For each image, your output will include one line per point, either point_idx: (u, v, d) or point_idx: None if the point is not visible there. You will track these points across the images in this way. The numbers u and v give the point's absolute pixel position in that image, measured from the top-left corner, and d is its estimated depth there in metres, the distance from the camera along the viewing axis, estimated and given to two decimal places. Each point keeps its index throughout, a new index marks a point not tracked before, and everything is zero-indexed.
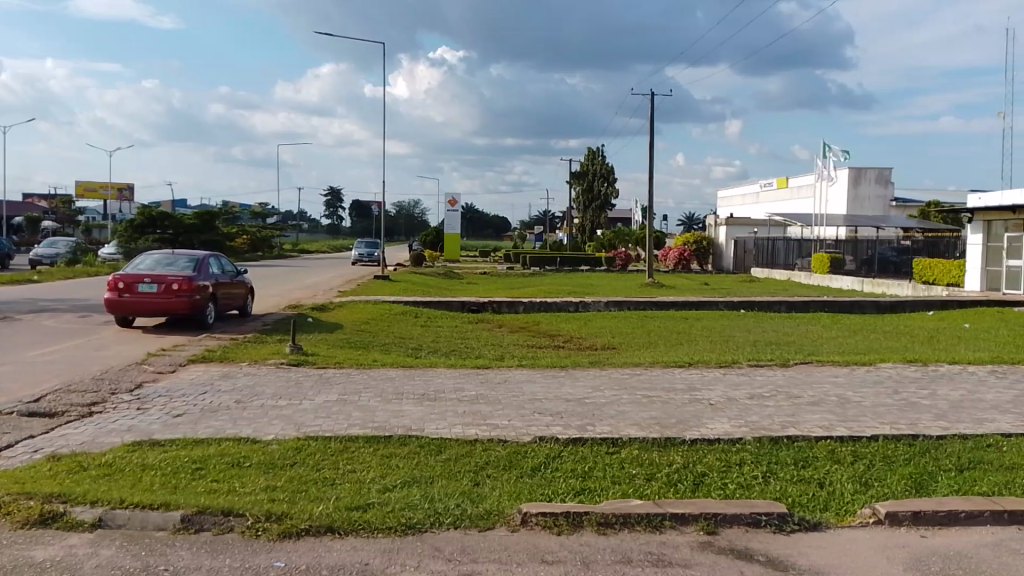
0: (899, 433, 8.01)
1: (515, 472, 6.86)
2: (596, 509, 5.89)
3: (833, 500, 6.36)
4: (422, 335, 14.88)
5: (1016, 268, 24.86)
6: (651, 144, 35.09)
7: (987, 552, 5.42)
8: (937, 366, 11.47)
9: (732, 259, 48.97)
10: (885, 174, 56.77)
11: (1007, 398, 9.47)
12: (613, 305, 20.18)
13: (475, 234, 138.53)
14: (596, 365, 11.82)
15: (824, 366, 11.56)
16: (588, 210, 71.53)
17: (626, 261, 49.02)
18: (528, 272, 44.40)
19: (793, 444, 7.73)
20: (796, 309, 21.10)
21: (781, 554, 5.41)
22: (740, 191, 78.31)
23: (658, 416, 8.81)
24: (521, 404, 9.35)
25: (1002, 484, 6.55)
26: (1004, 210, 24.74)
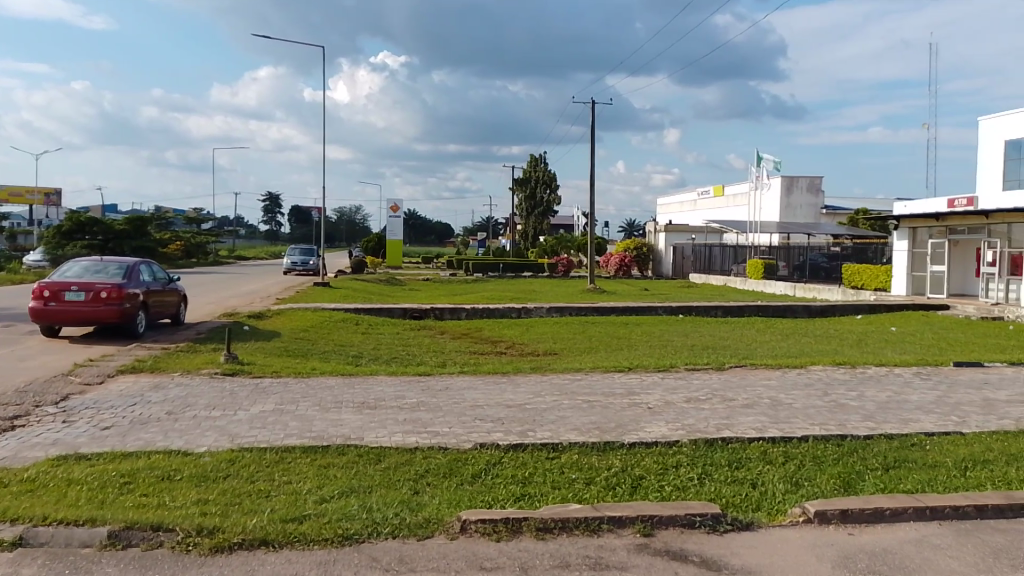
0: (829, 434, 8.27)
1: (454, 480, 6.83)
2: (536, 515, 5.91)
3: (766, 500, 6.52)
4: (362, 342, 14.74)
5: (939, 273, 25.95)
6: (592, 151, 35.50)
7: (911, 548, 5.63)
8: (864, 368, 11.89)
9: (671, 266, 49.72)
10: (816, 183, 58.69)
11: (930, 398, 9.87)
12: (555, 311, 20.31)
13: (418, 240, 137.91)
14: (537, 370, 11.88)
15: (758, 370, 11.85)
16: (530, 217, 71.80)
17: (569, 267, 49.41)
18: (470, 278, 44.35)
19: (728, 446, 7.91)
20: (732, 314, 21.59)
21: (714, 555, 5.52)
22: (678, 198, 79.87)
23: (598, 421, 8.89)
24: (462, 411, 9.33)
25: (925, 482, 6.83)
26: (927, 217, 25.84)
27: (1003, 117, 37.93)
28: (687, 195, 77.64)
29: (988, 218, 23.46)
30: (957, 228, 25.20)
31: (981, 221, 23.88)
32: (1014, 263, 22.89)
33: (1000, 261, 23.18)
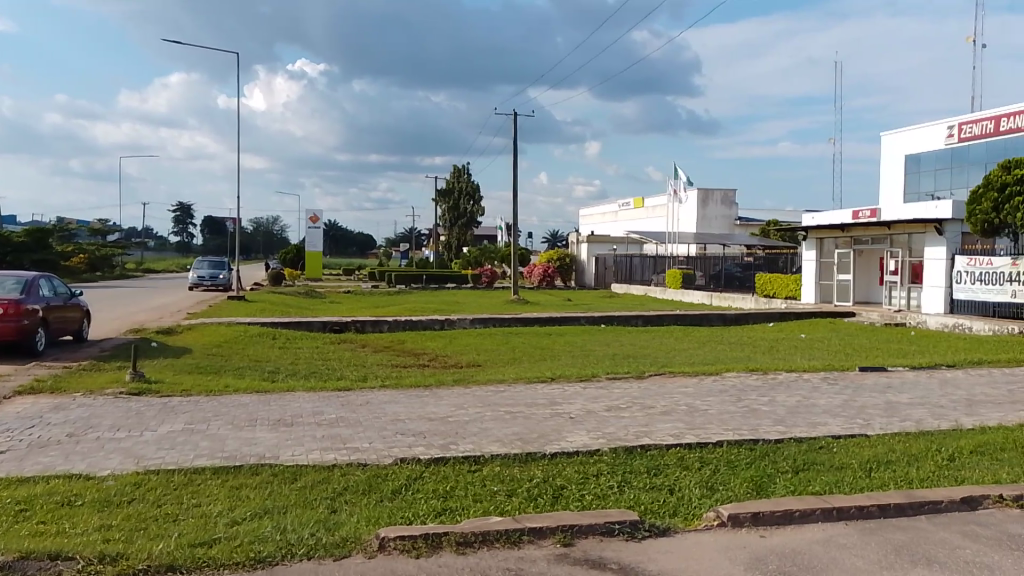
0: (742, 439, 8.51)
1: (373, 496, 6.70)
2: (456, 529, 5.84)
3: (682, 505, 6.65)
4: (279, 358, 14.35)
5: (845, 282, 27.17)
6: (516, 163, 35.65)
7: (819, 548, 5.82)
8: (775, 374, 12.31)
9: (593, 276, 50.34)
10: (730, 197, 60.66)
11: (837, 402, 10.29)
12: (478, 322, 20.30)
13: (339, 251, 135.64)
14: (460, 383, 11.80)
15: (676, 377, 12.11)
16: (454, 228, 71.67)
17: (492, 278, 49.51)
18: (392, 290, 43.76)
19: (646, 453, 8.05)
20: (652, 323, 22.01)
21: (632, 561, 5.58)
22: (599, 210, 81.22)
23: (520, 432, 8.90)
24: (383, 425, 9.18)
25: (832, 483, 7.09)
26: (834, 228, 27.06)
27: (902, 133, 40.22)
28: (608, 207, 79.18)
29: (890, 228, 24.72)
30: (861, 238, 26.47)
31: (883, 231, 25.15)
32: (915, 271, 24.18)
33: (902, 270, 24.48)
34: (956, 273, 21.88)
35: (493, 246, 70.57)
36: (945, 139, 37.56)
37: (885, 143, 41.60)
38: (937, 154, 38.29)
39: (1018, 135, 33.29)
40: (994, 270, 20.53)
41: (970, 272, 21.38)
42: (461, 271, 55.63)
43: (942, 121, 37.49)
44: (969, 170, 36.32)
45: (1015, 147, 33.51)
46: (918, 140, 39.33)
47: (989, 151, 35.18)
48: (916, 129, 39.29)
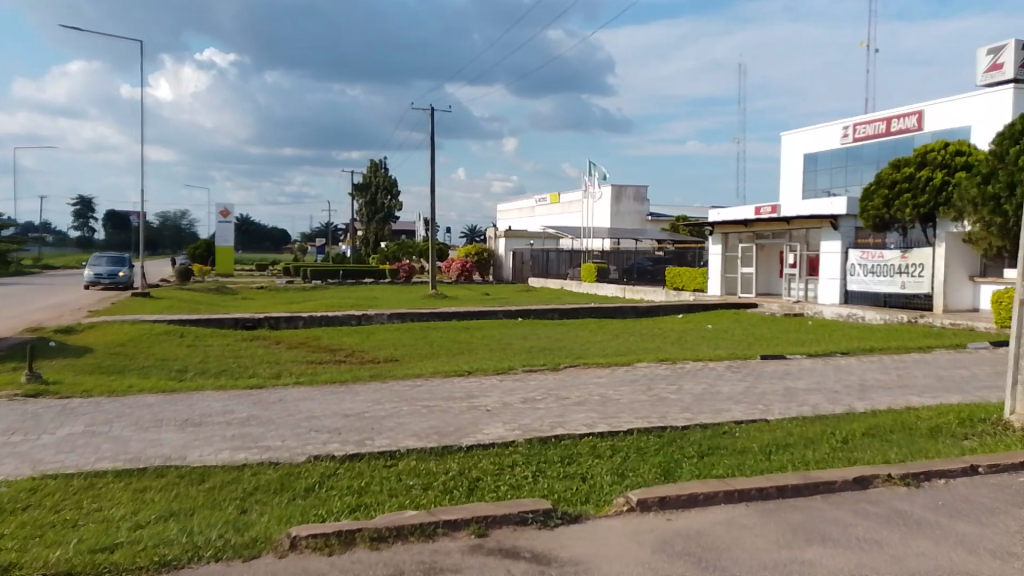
0: (651, 426, 8.83)
1: (285, 495, 6.64)
2: (370, 525, 5.86)
3: (593, 492, 6.86)
4: (187, 356, 13.92)
5: (749, 275, 28.30)
6: (434, 157, 35.00)
7: (721, 529, 6.11)
8: (683, 363, 12.79)
9: (511, 271, 50.57)
10: (642, 192, 62.11)
11: (739, 389, 10.80)
12: (395, 317, 20.19)
13: (252, 246, 131.79)
14: (376, 378, 11.77)
15: (589, 368, 12.40)
16: (372, 223, 70.67)
17: (411, 274, 49.16)
18: (308, 286, 42.85)
19: (560, 443, 8.24)
20: (568, 316, 22.36)
21: (545, 549, 5.73)
22: (516, 205, 81.76)
23: (437, 426, 8.96)
24: (296, 423, 9.08)
25: (735, 466, 7.46)
26: (738, 224, 28.17)
27: (802, 133, 42.19)
28: (525, 202, 79.83)
29: (789, 223, 25.91)
30: (763, 233, 27.64)
31: (783, 226, 26.35)
32: (811, 264, 25.38)
33: (800, 263, 25.67)
34: (850, 266, 23.05)
35: (410, 241, 68.95)
36: (841, 139, 39.53)
37: (786, 142, 43.50)
38: (833, 153, 40.24)
39: (906, 135, 35.25)
40: (885, 263, 21.84)
41: (863, 265, 22.58)
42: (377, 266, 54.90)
43: (839, 122, 39.38)
44: (862, 168, 38.30)
45: (904, 147, 35.43)
46: (817, 139, 41.27)
47: (881, 150, 37.19)
48: (814, 130, 41.26)
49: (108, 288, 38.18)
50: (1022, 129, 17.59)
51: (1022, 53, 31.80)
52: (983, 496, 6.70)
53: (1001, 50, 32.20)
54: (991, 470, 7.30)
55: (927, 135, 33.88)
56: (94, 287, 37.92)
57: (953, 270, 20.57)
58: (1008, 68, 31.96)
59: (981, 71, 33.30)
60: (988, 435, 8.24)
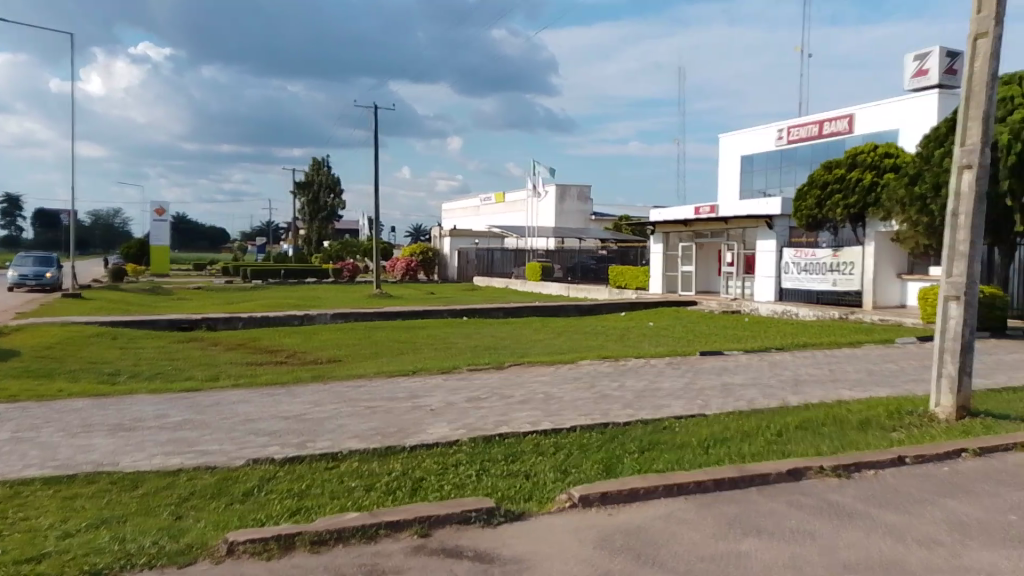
0: (594, 423, 8.93)
1: (223, 500, 6.49)
2: (309, 528, 5.76)
3: (536, 490, 6.90)
4: (121, 359, 13.49)
5: (689, 273, 28.84)
6: (377, 155, 34.63)
7: (660, 523, 6.21)
8: (625, 360, 12.97)
9: (456, 270, 50.42)
10: (586, 192, 62.71)
11: (679, 385, 11.01)
12: (338, 317, 19.94)
13: (190, 245, 128.34)
14: (317, 379, 11.60)
15: (533, 367, 12.45)
16: (313, 222, 69.64)
17: (354, 273, 48.56)
18: (247, 286, 41.93)
19: (504, 441, 8.26)
20: (512, 314, 22.42)
21: (487, 548, 5.73)
22: (462, 204, 81.62)
23: (379, 426, 8.88)
24: (235, 426, 8.89)
25: (674, 461, 7.58)
26: (678, 223, 28.64)
27: (738, 135, 43.21)
28: (469, 201, 79.71)
29: (727, 223, 26.43)
30: (702, 232, 28.18)
31: (722, 226, 26.89)
32: (748, 263, 26.00)
33: (738, 261, 26.27)
34: (784, 265, 23.66)
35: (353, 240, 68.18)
36: (776, 141, 40.63)
37: (724, 143, 44.54)
38: (769, 154, 41.34)
39: (836, 138, 36.45)
40: (818, 261, 22.51)
41: (796, 263, 23.21)
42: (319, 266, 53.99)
43: (774, 124, 40.52)
44: (796, 169, 39.43)
45: (837, 148, 36.57)
46: (753, 141, 42.34)
47: (813, 151, 38.32)
48: (749, 132, 42.31)
49: (35, 289, 36.68)
50: (946, 131, 18.06)
51: (947, 59, 33.14)
52: (908, 485, 6.97)
53: (927, 56, 33.49)
54: (916, 461, 7.59)
55: (858, 137, 35.06)
56: (20, 287, 36.43)
57: (882, 268, 21.34)
58: (934, 73, 33.27)
59: (908, 76, 34.60)
60: (914, 427, 8.58)
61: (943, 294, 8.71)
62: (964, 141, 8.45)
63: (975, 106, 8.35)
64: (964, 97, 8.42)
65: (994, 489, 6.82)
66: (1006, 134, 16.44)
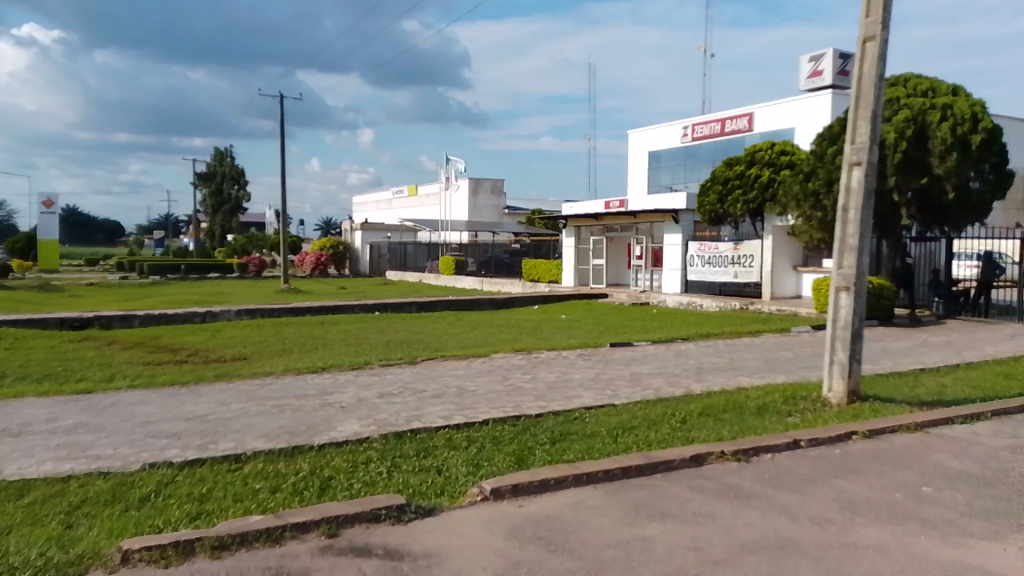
0: (506, 416, 8.98)
1: (119, 506, 6.20)
2: (211, 533, 5.56)
3: (448, 484, 6.88)
4: (6, 360, 12.66)
5: (599, 266, 29.36)
6: (285, 148, 33.61)
7: (570, 512, 6.31)
8: (537, 353, 13.11)
9: (368, 264, 49.79)
10: (498, 186, 62.94)
11: (590, 376, 11.22)
12: (244, 313, 19.33)
13: (83, 239, 121.50)
14: (222, 378, 11.22)
15: (447, 361, 12.41)
16: (217, 215, 67.13)
17: (261, 267, 47.09)
18: (147, 282, 40.06)
19: (416, 436, 8.20)
20: (425, 309, 22.28)
21: (397, 545, 5.67)
22: (373, 197, 80.50)
23: (288, 425, 8.67)
24: (133, 429, 8.50)
25: (584, 451, 7.71)
26: (589, 217, 29.10)
27: (646, 132, 44.32)
28: (380, 194, 78.78)
29: (635, 217, 26.99)
30: (612, 226, 28.75)
31: (630, 220, 27.47)
32: (655, 256, 26.68)
33: (645, 255, 26.93)
34: (690, 257, 24.30)
35: (259, 233, 66.18)
36: (681, 138, 41.85)
37: (632, 140, 45.65)
38: (674, 151, 42.54)
39: (737, 136, 37.85)
40: (720, 254, 23.33)
41: (700, 256, 23.92)
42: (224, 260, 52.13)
43: (679, 122, 41.72)
44: (699, 166, 40.77)
45: (737, 146, 37.99)
46: (659, 139, 43.54)
47: (716, 149, 39.65)
48: (657, 129, 43.43)
49: None
50: (839, 131, 19.12)
51: (838, 62, 34.88)
52: (803, 467, 7.32)
53: (821, 59, 35.17)
54: (810, 443, 7.99)
55: (757, 135, 36.51)
56: None
57: (779, 261, 22.24)
58: (827, 75, 34.97)
59: (803, 77, 36.24)
60: (809, 411, 9.02)
61: (835, 285, 9.15)
62: (854, 139, 8.88)
63: (864, 106, 8.81)
64: (854, 96, 8.86)
65: (880, 469, 7.25)
66: (893, 132, 17.38)
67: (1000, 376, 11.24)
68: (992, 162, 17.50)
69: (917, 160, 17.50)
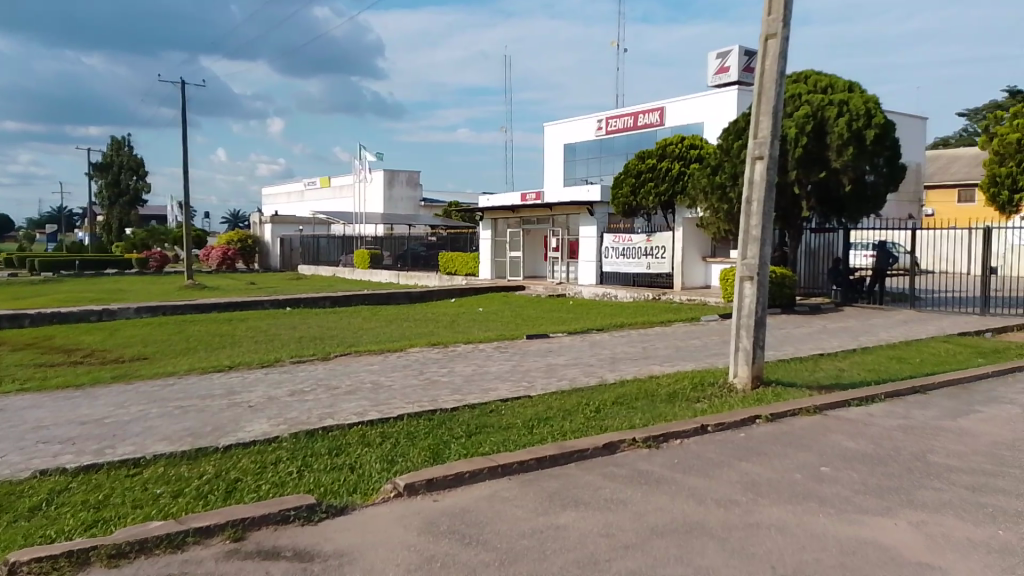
0: (421, 410, 8.90)
1: (6, 518, 5.81)
2: (108, 541, 5.29)
3: (361, 481, 6.76)
4: None
5: (516, 258, 29.47)
6: (187, 138, 32.11)
7: (485, 504, 6.29)
8: (454, 346, 13.04)
9: (279, 258, 48.67)
10: (414, 178, 62.35)
11: (506, 368, 11.25)
12: (146, 311, 18.50)
13: None
14: (121, 379, 10.69)
15: (362, 356, 12.20)
16: (114, 207, 63.59)
17: (163, 262, 45.17)
18: (38, 279, 37.82)
19: (328, 434, 8.02)
20: (339, 304, 21.85)
21: (307, 546, 5.53)
22: (285, 189, 78.36)
23: (192, 426, 8.33)
24: (22, 435, 7.99)
25: (500, 443, 7.71)
26: (506, 210, 29.15)
27: (562, 125, 44.76)
28: (293, 186, 76.82)
29: (551, 209, 27.20)
30: (529, 219, 28.88)
31: (546, 213, 27.67)
32: (571, 248, 27.02)
33: (561, 247, 27.21)
34: (604, 249, 24.72)
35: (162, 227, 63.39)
36: (595, 132, 42.44)
37: (549, 133, 46.05)
38: (589, 144, 43.11)
39: (649, 130, 38.65)
40: (633, 245, 23.81)
41: (615, 248, 24.33)
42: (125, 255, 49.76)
43: (593, 116, 42.28)
44: (613, 159, 41.44)
45: (649, 140, 38.81)
46: (574, 132, 44.04)
47: (629, 142, 40.38)
48: (572, 122, 43.92)
49: None
50: (743, 126, 19.77)
51: (743, 59, 36.06)
52: (710, 451, 7.54)
53: (727, 55, 36.26)
54: (717, 428, 8.23)
55: (667, 130, 37.37)
56: None
57: (689, 252, 22.85)
58: (733, 72, 36.08)
59: (710, 73, 37.30)
60: (716, 397, 9.31)
61: (739, 274, 9.45)
62: (756, 133, 9.19)
63: (765, 102, 9.12)
64: (757, 92, 9.15)
65: (782, 450, 7.54)
66: (793, 128, 18.14)
67: (892, 359, 11.89)
68: (885, 156, 18.46)
69: (817, 155, 18.26)
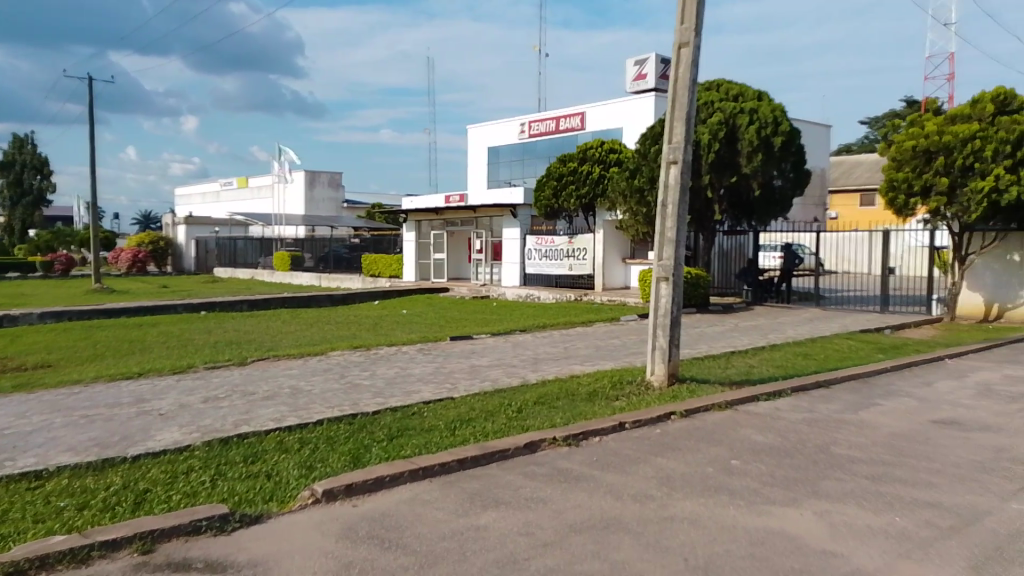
0: (342, 414, 8.80)
1: None
2: (5, 559, 5.04)
3: (278, 488, 6.64)
4: None
5: (440, 260, 29.40)
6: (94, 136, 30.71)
7: (405, 507, 6.28)
8: (376, 349, 12.94)
9: (194, 259, 47.35)
10: (336, 179, 61.44)
11: (428, 370, 11.23)
12: (49, 316, 17.62)
13: None
14: (22, 388, 10.18)
15: (280, 361, 11.95)
16: (15, 207, 60.36)
17: (69, 265, 42.94)
18: None
19: (243, 441, 7.84)
20: (258, 307, 21.32)
21: (220, 556, 5.40)
22: (200, 189, 75.88)
23: (99, 436, 8.00)
24: None
25: (422, 445, 7.70)
26: (429, 212, 29.04)
27: (485, 127, 44.87)
28: (209, 186, 74.47)
29: (475, 212, 27.26)
30: (452, 221, 28.86)
31: (470, 214, 27.71)
32: (495, 250, 27.12)
33: (485, 249, 27.29)
34: (528, 251, 24.94)
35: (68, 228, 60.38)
36: (518, 135, 42.75)
37: (472, 134, 46.09)
38: (512, 147, 43.38)
39: (570, 134, 39.15)
40: (556, 247, 24.09)
41: (538, 250, 24.58)
42: (26, 258, 47.18)
43: (516, 119, 42.55)
44: (536, 162, 41.84)
45: (570, 143, 39.34)
46: (497, 135, 44.24)
47: (551, 146, 40.81)
48: (495, 125, 44.10)
49: None
50: (660, 131, 20.27)
51: (661, 66, 36.98)
52: (627, 448, 7.72)
53: (645, 62, 37.08)
54: (634, 425, 8.44)
55: (588, 134, 37.96)
56: None
57: (609, 254, 23.41)
58: (651, 78, 36.96)
59: (629, 79, 38.09)
60: (634, 395, 9.54)
61: (655, 275, 9.68)
62: (671, 138, 9.44)
63: (679, 109, 9.38)
64: (671, 99, 9.41)
65: (696, 445, 7.79)
66: (706, 134, 18.71)
67: (800, 356, 12.43)
68: (792, 161, 19.24)
69: (728, 160, 18.89)
